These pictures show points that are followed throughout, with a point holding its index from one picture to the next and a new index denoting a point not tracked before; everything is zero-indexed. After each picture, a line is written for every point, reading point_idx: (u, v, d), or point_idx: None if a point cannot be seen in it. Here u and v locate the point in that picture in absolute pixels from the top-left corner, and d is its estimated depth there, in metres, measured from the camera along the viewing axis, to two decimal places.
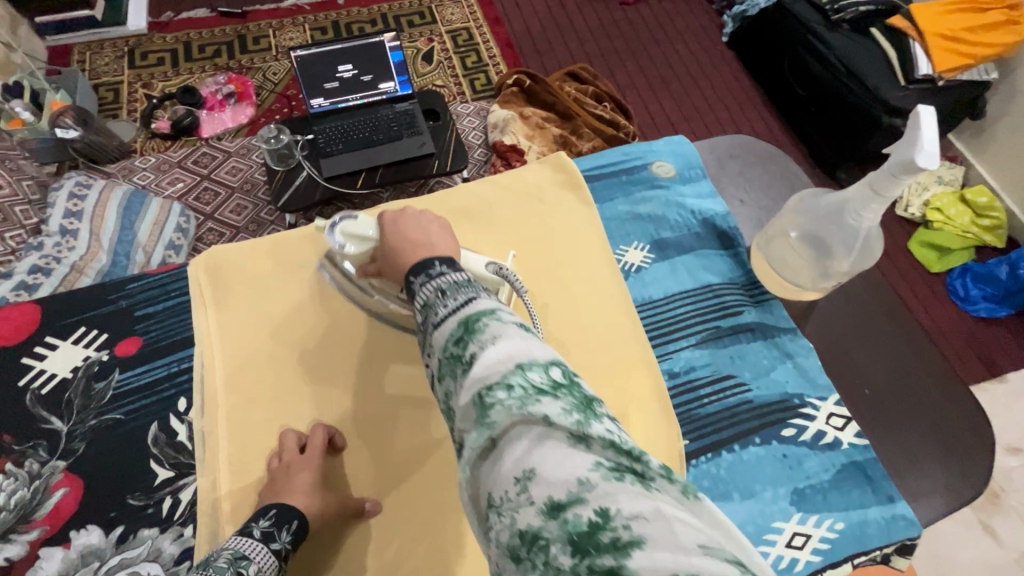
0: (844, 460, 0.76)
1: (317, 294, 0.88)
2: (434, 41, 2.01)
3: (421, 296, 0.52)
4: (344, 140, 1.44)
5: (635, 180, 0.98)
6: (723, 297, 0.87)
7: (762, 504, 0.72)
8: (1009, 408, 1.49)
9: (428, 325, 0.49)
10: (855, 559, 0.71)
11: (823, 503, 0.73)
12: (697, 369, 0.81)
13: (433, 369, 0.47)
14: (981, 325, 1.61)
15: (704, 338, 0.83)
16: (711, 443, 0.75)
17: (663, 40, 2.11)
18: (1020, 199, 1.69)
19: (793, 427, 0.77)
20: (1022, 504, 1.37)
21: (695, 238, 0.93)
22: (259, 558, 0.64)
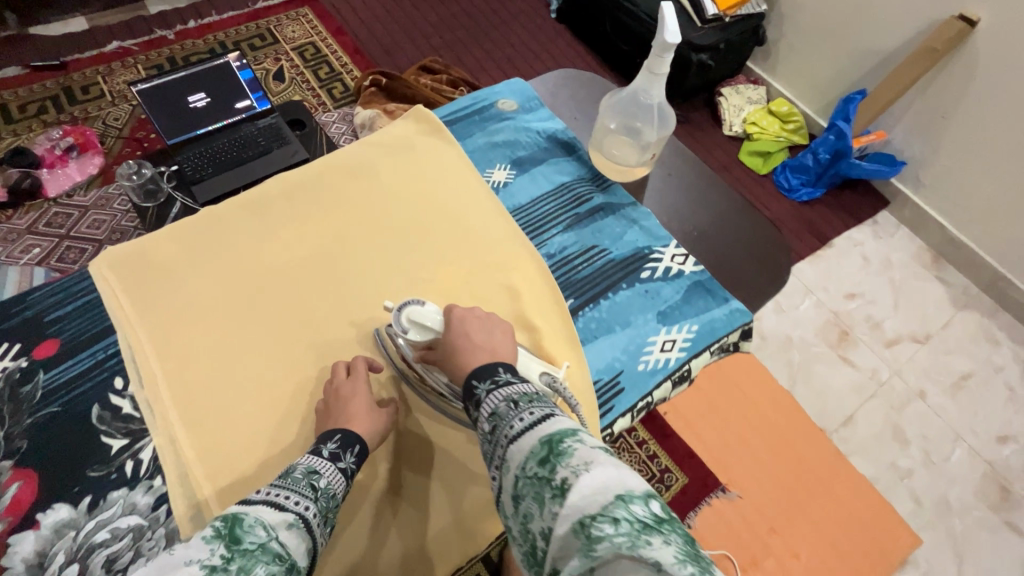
0: (689, 282, 0.94)
1: (227, 264, 0.90)
2: (281, 60, 2.03)
3: (491, 407, 0.63)
4: (212, 163, 1.44)
5: (487, 117, 1.11)
6: (577, 191, 1.03)
7: (639, 328, 0.89)
8: (839, 264, 1.84)
9: (506, 441, 0.59)
10: (711, 349, 0.90)
11: (680, 315, 0.91)
12: (569, 249, 0.96)
13: (515, 489, 0.56)
14: (805, 207, 1.95)
15: (570, 223, 0.99)
16: (591, 297, 0.91)
17: (500, 24, 2.29)
18: (809, 102, 2.08)
19: (648, 269, 0.95)
20: (865, 334, 1.70)
21: (544, 151, 1.08)
22: (329, 473, 0.65)
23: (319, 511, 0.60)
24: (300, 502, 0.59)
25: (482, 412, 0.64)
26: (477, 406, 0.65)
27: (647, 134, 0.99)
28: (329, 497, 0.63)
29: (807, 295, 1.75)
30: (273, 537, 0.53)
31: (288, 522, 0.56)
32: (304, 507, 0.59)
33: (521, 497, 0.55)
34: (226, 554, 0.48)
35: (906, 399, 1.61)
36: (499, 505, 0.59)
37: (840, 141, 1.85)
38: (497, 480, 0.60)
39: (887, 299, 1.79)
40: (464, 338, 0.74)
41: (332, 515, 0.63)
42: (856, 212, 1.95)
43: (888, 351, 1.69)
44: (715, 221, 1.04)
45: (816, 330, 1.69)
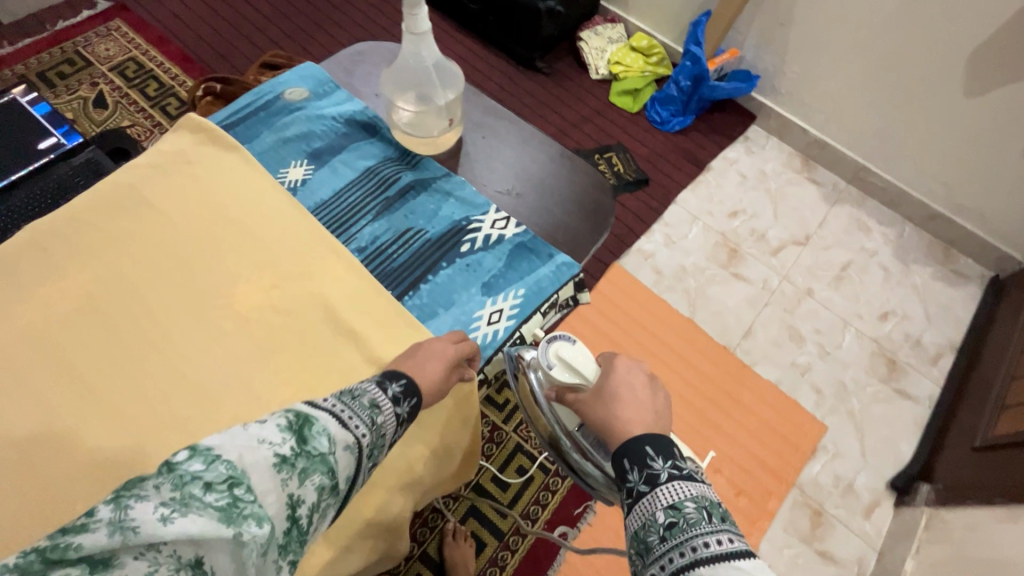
0: (511, 246, 0.88)
1: None
2: (100, 83, 1.80)
3: (669, 498, 0.54)
4: (24, 218, 1.24)
5: (270, 110, 0.93)
6: (385, 172, 0.91)
7: (462, 306, 0.82)
8: (720, 186, 1.90)
9: (690, 557, 0.49)
10: (543, 310, 0.84)
11: (506, 282, 0.84)
12: (382, 237, 0.86)
13: None
14: (679, 137, 1.98)
15: (380, 210, 0.88)
16: (411, 284, 0.83)
17: (341, 3, 2.14)
18: (666, 32, 2.09)
19: (468, 242, 0.87)
20: (752, 247, 1.78)
21: (343, 137, 0.93)
22: (387, 416, 0.57)
23: (370, 445, 0.54)
24: (360, 427, 0.53)
25: (655, 499, 0.55)
26: (646, 477, 0.57)
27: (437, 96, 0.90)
28: (380, 434, 0.56)
29: (694, 222, 1.80)
30: (333, 452, 0.50)
31: (347, 443, 0.52)
32: (362, 435, 0.53)
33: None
34: (296, 448, 0.48)
35: (797, 299, 1.70)
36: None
37: (697, 66, 1.87)
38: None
39: (768, 210, 1.86)
40: (623, 388, 0.67)
41: (377, 461, 0.56)
42: (727, 132, 2.00)
43: (775, 259, 1.77)
44: (553, 171, 0.99)
45: (708, 253, 1.75)
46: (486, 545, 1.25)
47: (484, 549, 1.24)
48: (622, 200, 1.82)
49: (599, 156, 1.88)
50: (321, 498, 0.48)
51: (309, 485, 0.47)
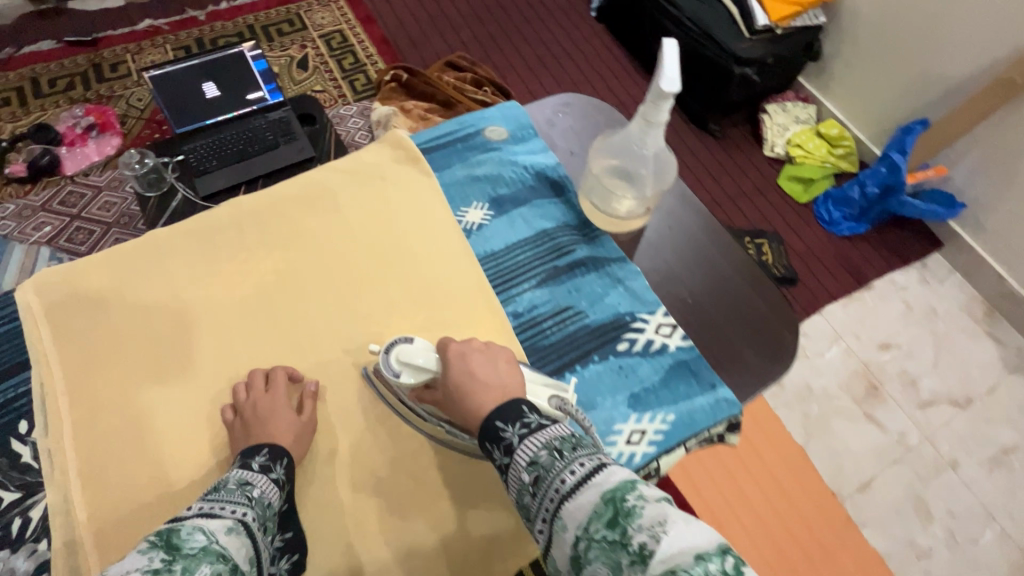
0: (672, 361, 0.79)
1: (157, 299, 0.78)
2: (307, 47, 1.98)
3: (528, 455, 0.54)
4: (217, 156, 1.40)
5: (470, 145, 0.96)
6: (559, 239, 0.88)
7: (604, 410, 0.75)
8: (877, 310, 1.68)
9: (558, 499, 0.49)
10: (687, 444, 0.75)
11: (657, 401, 0.76)
12: (540, 307, 0.82)
13: (577, 551, 0.46)
14: (845, 243, 1.79)
15: (545, 277, 0.85)
16: (556, 367, 0.78)
17: (535, 20, 2.19)
18: (863, 127, 1.89)
19: (626, 341, 0.80)
20: (897, 391, 1.55)
21: (530, 190, 0.92)
22: (262, 484, 0.62)
23: (257, 517, 0.57)
24: (237, 509, 0.56)
25: (522, 466, 0.54)
26: (504, 452, 0.56)
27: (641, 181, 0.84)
28: (264, 505, 0.60)
29: (835, 342, 1.61)
30: (214, 540, 0.50)
31: (226, 528, 0.52)
32: (242, 513, 0.56)
33: (583, 561, 0.45)
34: (168, 557, 0.45)
35: (935, 468, 1.46)
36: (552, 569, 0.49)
37: (893, 175, 1.68)
38: (545, 540, 0.50)
39: (928, 354, 1.62)
40: (469, 377, 0.65)
41: (269, 526, 0.60)
42: (903, 253, 1.77)
43: (920, 413, 1.53)
44: (732, 278, 0.89)
45: (841, 382, 1.55)
46: None
47: None
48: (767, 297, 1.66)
49: (750, 240, 1.73)
50: None
51: None
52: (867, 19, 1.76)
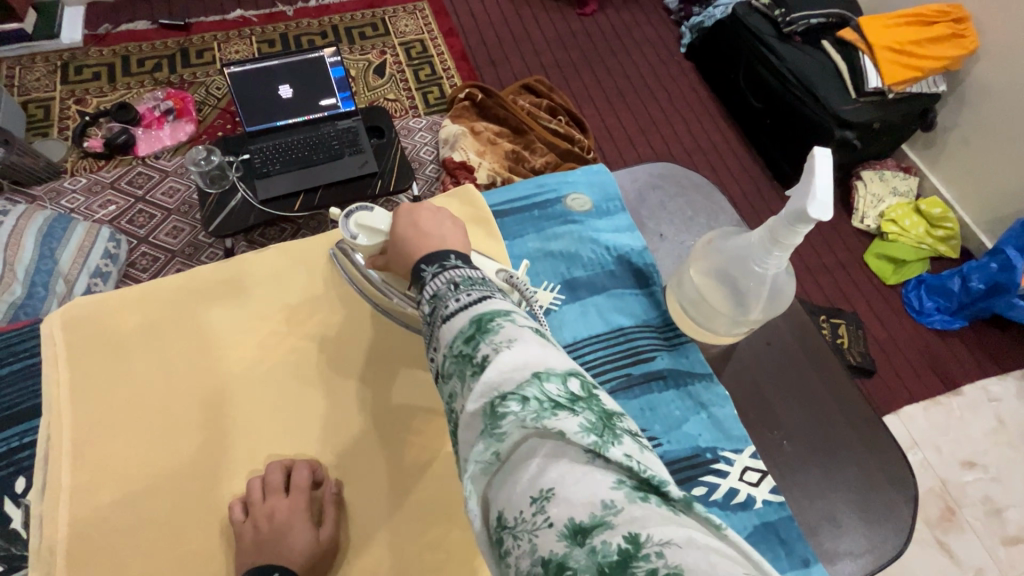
0: (755, 519, 0.68)
1: (189, 356, 0.76)
2: (386, 54, 1.96)
3: (434, 291, 0.49)
4: (282, 159, 1.38)
5: (545, 215, 0.86)
6: (637, 342, 0.77)
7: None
8: (964, 421, 1.48)
9: (437, 321, 0.47)
10: None
11: None
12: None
13: (440, 368, 0.45)
14: (935, 337, 1.60)
15: (617, 387, 0.73)
16: None
17: (620, 51, 2.10)
18: (972, 211, 1.70)
19: (704, 485, 0.68)
20: (977, 519, 1.36)
21: (610, 277, 0.82)
22: None
23: None
24: None
25: (422, 295, 0.50)
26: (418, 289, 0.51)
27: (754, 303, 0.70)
28: None
29: (911, 451, 1.42)
30: None
31: None
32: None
33: (444, 379, 0.44)
34: None
35: None
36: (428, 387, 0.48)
37: (1004, 273, 1.48)
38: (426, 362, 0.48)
39: (1019, 482, 1.41)
40: (411, 228, 0.59)
41: None
42: (1002, 359, 1.57)
43: (1003, 551, 1.33)
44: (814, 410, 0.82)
45: (913, 499, 1.37)
46: None
47: None
48: None
49: (825, 319, 1.57)
50: None
51: None
52: (996, 94, 1.56)
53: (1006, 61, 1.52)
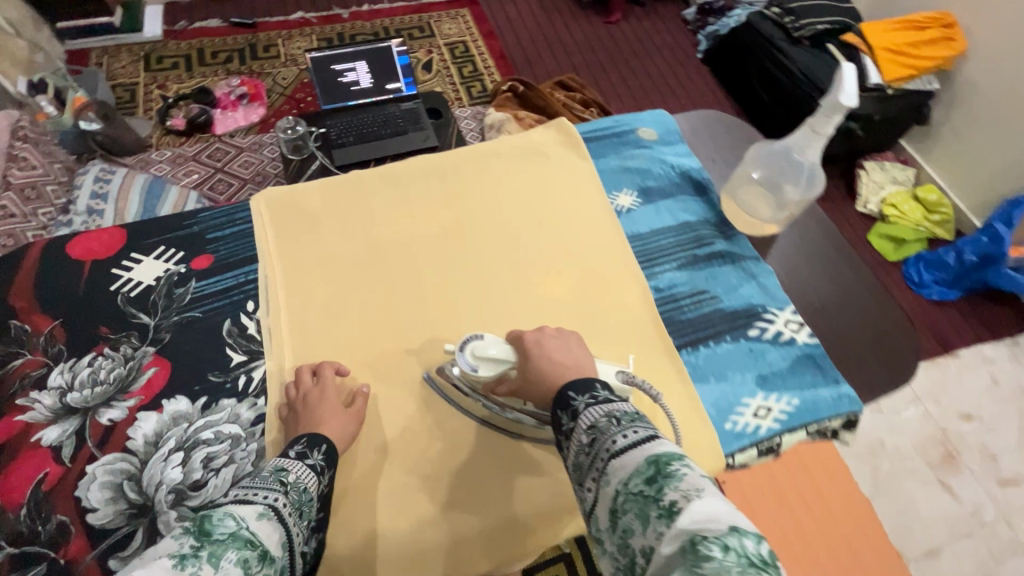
0: (799, 353, 0.81)
1: (361, 223, 0.89)
2: (433, 52, 2.17)
3: (590, 420, 0.58)
4: (354, 133, 1.57)
5: (623, 140, 1.03)
6: (699, 232, 0.92)
7: (733, 385, 0.77)
8: (961, 380, 1.64)
9: (608, 455, 0.54)
10: (809, 429, 0.76)
11: (783, 385, 0.77)
12: (679, 286, 0.86)
13: (614, 504, 0.51)
14: (933, 307, 1.76)
15: (684, 262, 0.88)
16: (692, 340, 0.80)
17: (643, 55, 2.31)
18: (964, 196, 1.88)
19: (758, 328, 0.82)
20: (975, 463, 1.51)
21: (675, 185, 0.97)
22: (297, 470, 0.61)
23: (290, 503, 0.57)
24: (269, 495, 0.55)
25: (578, 424, 0.59)
26: (571, 417, 0.60)
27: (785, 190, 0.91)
28: (300, 491, 0.59)
29: (914, 404, 1.58)
30: (243, 526, 0.50)
31: (259, 513, 0.52)
32: (273, 498, 0.55)
33: (621, 512, 0.50)
34: (196, 544, 0.46)
35: (1011, 550, 1.39)
36: (591, 517, 0.54)
37: (993, 245, 1.66)
38: (590, 493, 0.54)
39: (1012, 432, 1.56)
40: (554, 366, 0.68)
41: (306, 511, 0.59)
42: (994, 326, 1.73)
43: (999, 491, 1.47)
44: (838, 297, 0.93)
45: (917, 444, 1.52)
46: None
47: None
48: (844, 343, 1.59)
49: None
50: (250, 571, 0.47)
51: (227, 564, 0.45)
52: (983, 91, 1.76)
53: (991, 62, 1.72)
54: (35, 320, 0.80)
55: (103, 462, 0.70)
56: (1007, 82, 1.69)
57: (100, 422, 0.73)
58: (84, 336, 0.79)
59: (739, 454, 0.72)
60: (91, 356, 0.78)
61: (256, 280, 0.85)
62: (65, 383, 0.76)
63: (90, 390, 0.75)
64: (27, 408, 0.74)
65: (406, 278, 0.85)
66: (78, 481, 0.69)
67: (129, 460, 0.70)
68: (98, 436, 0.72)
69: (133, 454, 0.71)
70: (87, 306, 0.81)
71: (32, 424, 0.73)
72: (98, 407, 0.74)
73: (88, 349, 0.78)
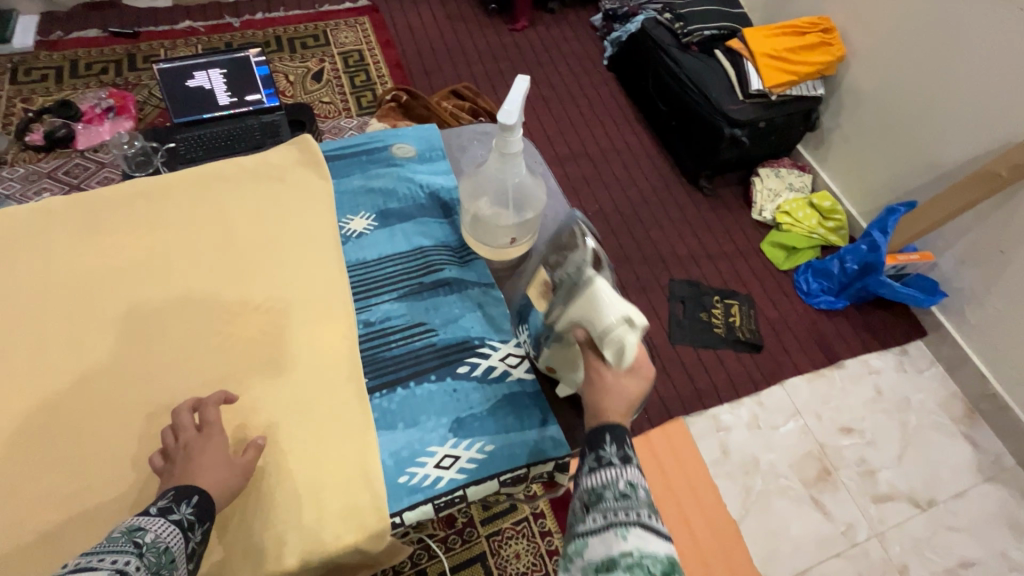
0: (509, 390, 0.71)
1: (48, 258, 0.77)
2: (325, 61, 2.10)
3: (630, 476, 0.55)
4: (204, 148, 1.50)
5: (372, 160, 0.91)
6: (432, 254, 0.81)
7: (422, 431, 0.67)
8: (845, 392, 1.60)
9: (637, 518, 0.51)
10: (503, 478, 0.67)
11: (480, 427, 0.68)
12: (393, 318, 0.75)
13: (614, 555, 0.49)
14: (821, 316, 1.72)
15: (406, 290, 0.77)
16: (388, 380, 0.70)
17: (547, 62, 2.27)
18: (856, 202, 1.86)
19: (468, 364, 0.72)
20: (851, 479, 1.46)
21: (420, 207, 0.86)
22: (157, 527, 0.53)
23: (144, 569, 0.49)
24: (117, 560, 0.48)
25: (616, 466, 0.56)
26: (619, 455, 0.57)
27: (580, 274, 0.67)
28: (159, 551, 0.51)
29: (793, 418, 1.54)
30: None
31: None
32: (121, 563, 0.48)
33: (619, 569, 0.48)
34: None
35: (880, 570, 1.35)
36: (578, 545, 0.52)
37: (873, 253, 1.62)
38: (590, 523, 0.53)
39: (893, 446, 1.53)
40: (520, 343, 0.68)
41: (169, 574, 0.51)
42: (883, 336, 1.70)
43: (874, 507, 1.43)
44: None
45: (793, 461, 1.47)
46: None
47: None
48: (722, 355, 1.62)
49: (720, 299, 1.72)
50: None
51: None
52: (865, 97, 1.74)
53: (871, 67, 1.70)
54: None
55: None
56: (885, 88, 1.67)
57: None
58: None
59: (408, 513, 0.63)
60: None
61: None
62: None
63: None
64: None
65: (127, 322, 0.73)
66: None
67: None
68: None
69: None
70: None
71: None
72: None
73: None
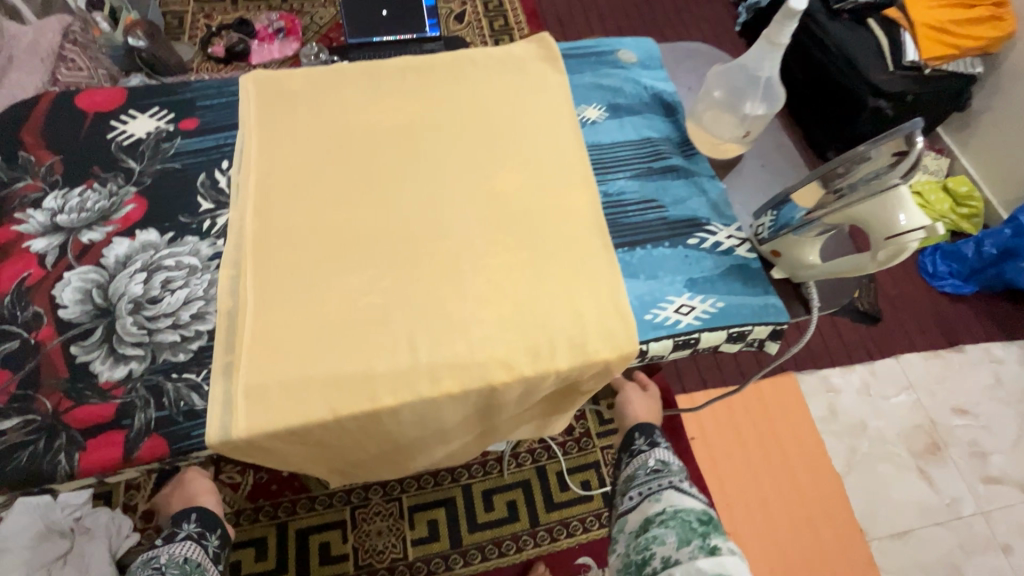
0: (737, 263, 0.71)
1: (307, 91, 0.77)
2: (467, 4, 2.19)
3: (655, 462, 0.82)
4: None
5: (601, 59, 0.87)
6: (659, 137, 0.80)
7: (660, 283, 0.68)
8: (962, 375, 1.58)
9: (662, 486, 0.77)
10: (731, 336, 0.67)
11: (712, 288, 0.68)
12: (627, 186, 0.75)
13: (651, 514, 0.73)
14: (945, 299, 1.69)
15: (637, 164, 0.77)
16: (629, 236, 0.71)
17: (679, 24, 2.28)
18: (997, 190, 1.79)
19: (698, 236, 0.72)
20: (961, 457, 1.46)
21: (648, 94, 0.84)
22: None
23: None
24: None
25: (645, 461, 0.84)
26: (645, 452, 0.85)
27: (882, 181, 0.58)
28: None
29: (905, 391, 1.54)
30: None
31: None
32: None
33: (657, 521, 0.71)
34: None
35: (982, 545, 1.36)
36: (628, 519, 0.78)
37: (1016, 238, 1.56)
38: (633, 499, 0.79)
39: (1008, 432, 1.51)
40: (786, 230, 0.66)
41: None
42: (1008, 326, 1.66)
43: (982, 487, 1.43)
44: None
45: (903, 432, 1.48)
46: (509, 520, 1.27)
47: (503, 521, 1.27)
48: (838, 322, 1.62)
49: None
50: None
51: None
52: None
53: None
54: (34, 152, 0.69)
55: (78, 274, 0.62)
56: None
57: (81, 242, 0.64)
58: (80, 171, 0.69)
59: (652, 344, 0.65)
60: (82, 188, 0.68)
61: (235, 141, 0.73)
62: (56, 207, 0.66)
63: (72, 216, 0.66)
64: (20, 221, 0.65)
65: (399, 158, 0.74)
66: (53, 288, 0.61)
67: (99, 274, 0.63)
68: (77, 251, 0.64)
69: (103, 269, 0.63)
70: (83, 149, 0.70)
71: (24, 235, 0.64)
72: (79, 229, 0.65)
73: (77, 182, 0.68)
